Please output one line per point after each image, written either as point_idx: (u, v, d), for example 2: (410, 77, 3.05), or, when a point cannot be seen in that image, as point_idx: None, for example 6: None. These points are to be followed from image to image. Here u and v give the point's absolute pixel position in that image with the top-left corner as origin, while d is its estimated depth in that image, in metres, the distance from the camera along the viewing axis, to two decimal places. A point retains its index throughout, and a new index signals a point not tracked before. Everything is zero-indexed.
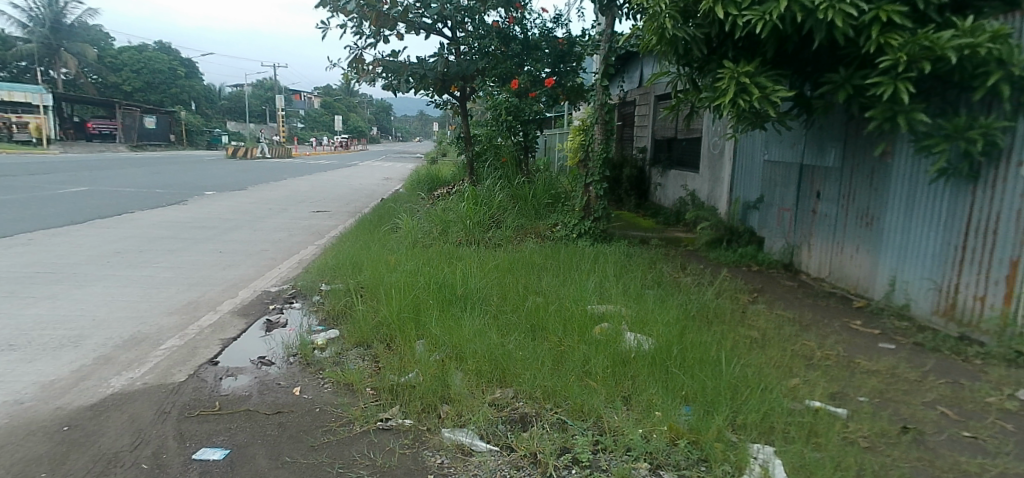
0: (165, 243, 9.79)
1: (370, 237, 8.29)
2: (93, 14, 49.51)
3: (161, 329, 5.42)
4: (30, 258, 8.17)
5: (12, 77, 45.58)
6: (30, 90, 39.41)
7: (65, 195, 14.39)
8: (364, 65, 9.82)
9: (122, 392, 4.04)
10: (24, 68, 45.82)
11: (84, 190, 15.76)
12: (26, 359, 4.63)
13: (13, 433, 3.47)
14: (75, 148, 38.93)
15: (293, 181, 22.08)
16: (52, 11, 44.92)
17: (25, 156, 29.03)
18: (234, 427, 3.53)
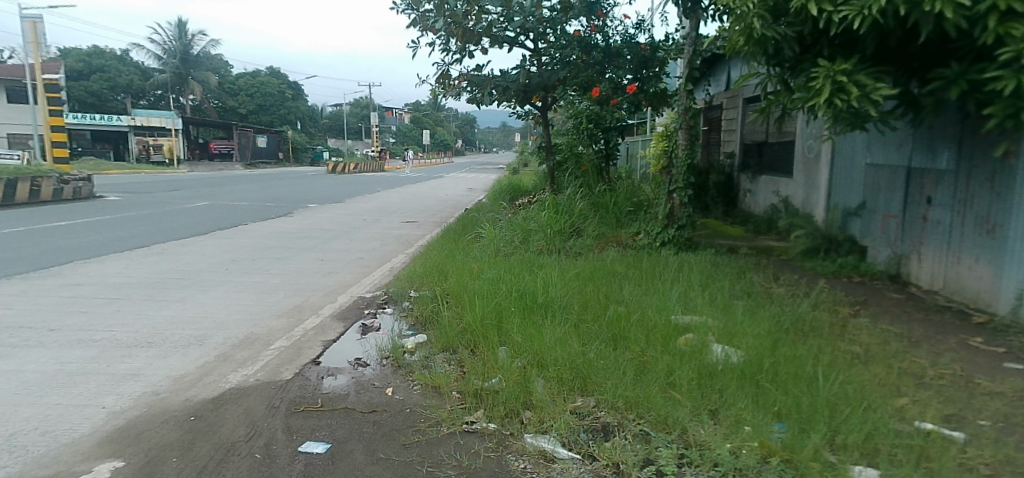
0: (275, 252, 10.47)
1: (454, 246, 8.48)
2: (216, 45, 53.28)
3: (271, 331, 5.77)
4: (164, 265, 8.97)
5: (152, 105, 50.99)
6: (167, 116, 43.89)
7: (191, 209, 15.74)
8: (450, 80, 10.10)
9: (238, 388, 4.33)
10: (161, 97, 51.04)
11: (207, 204, 17.18)
12: (160, 355, 5.06)
13: (149, 421, 3.79)
14: (202, 167, 42.88)
15: (387, 193, 23.07)
16: (183, 43, 47.81)
17: (163, 175, 32.50)
18: (334, 423, 3.69)
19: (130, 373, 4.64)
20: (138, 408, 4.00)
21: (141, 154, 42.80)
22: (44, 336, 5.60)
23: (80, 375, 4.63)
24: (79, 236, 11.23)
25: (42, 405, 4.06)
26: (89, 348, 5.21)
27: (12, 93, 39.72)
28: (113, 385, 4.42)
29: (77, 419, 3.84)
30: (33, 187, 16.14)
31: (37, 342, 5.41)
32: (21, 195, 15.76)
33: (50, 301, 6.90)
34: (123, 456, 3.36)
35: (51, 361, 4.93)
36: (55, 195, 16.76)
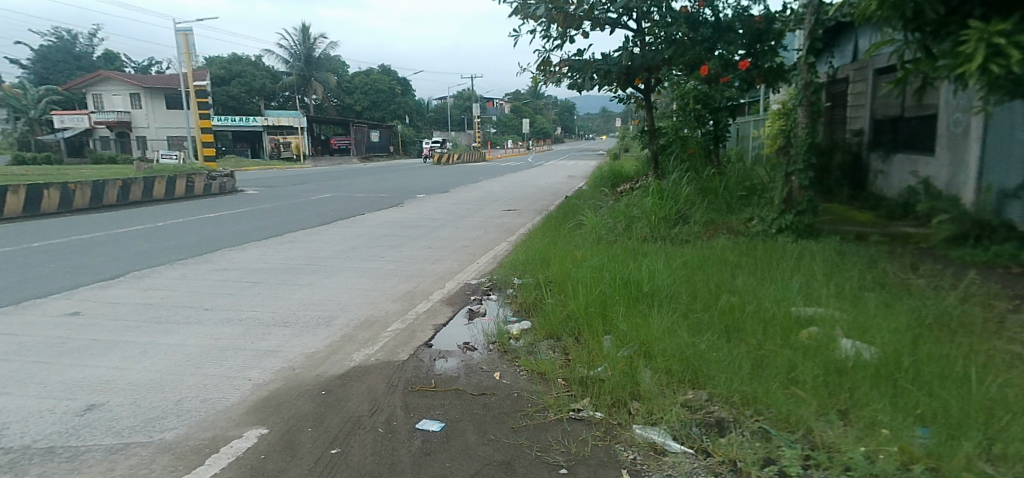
0: (389, 240, 10.92)
1: (555, 233, 8.43)
2: (335, 45, 54.92)
3: (387, 314, 6.27)
4: (295, 252, 9.67)
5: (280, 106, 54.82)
6: (292, 116, 46.97)
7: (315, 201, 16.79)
8: (550, 67, 10.06)
9: (361, 366, 4.73)
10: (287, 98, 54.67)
11: (329, 196, 18.30)
12: (295, 333, 5.64)
13: (287, 393, 4.19)
14: (323, 162, 45.60)
15: (492, 183, 23.43)
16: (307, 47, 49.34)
17: (292, 170, 34.96)
18: (447, 403, 3.87)
19: (270, 350, 5.14)
20: (278, 381, 4.44)
21: (274, 151, 46.35)
22: (201, 314, 6.24)
23: (230, 350, 5.16)
24: (224, 226, 12.29)
25: (201, 375, 4.57)
26: (237, 327, 5.81)
27: (170, 100, 43.87)
28: (257, 360, 4.91)
29: (228, 389, 4.30)
30: (189, 183, 17.78)
31: (195, 320, 6.05)
32: (179, 191, 17.43)
33: (206, 283, 7.61)
34: (268, 424, 3.73)
35: (207, 337, 5.52)
36: (205, 190, 18.42)
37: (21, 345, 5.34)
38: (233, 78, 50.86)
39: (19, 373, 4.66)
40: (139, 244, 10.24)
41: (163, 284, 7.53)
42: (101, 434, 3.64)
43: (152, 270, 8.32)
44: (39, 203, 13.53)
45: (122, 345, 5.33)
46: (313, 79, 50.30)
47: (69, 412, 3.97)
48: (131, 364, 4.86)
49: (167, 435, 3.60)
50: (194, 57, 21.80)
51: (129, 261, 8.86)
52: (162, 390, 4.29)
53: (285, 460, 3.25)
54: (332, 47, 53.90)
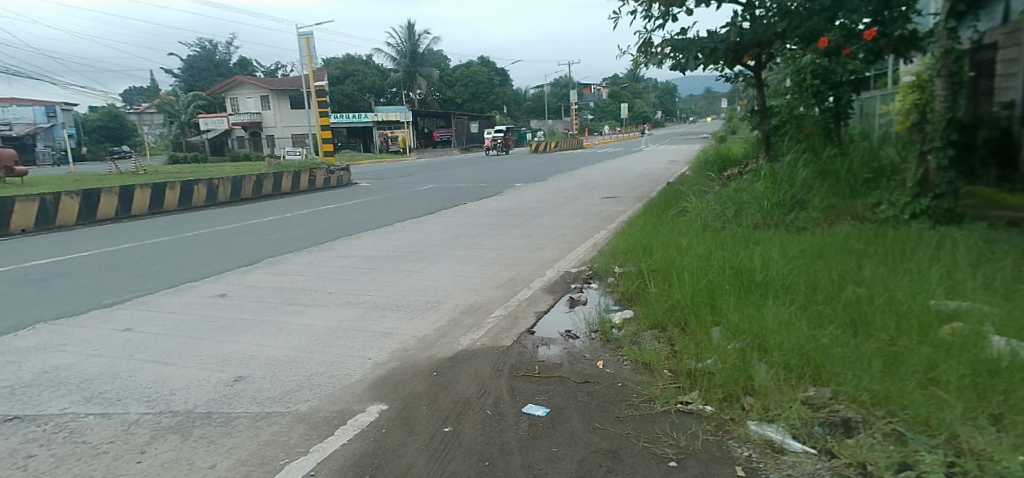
0: (490, 228, 11.10)
1: (658, 220, 8.19)
2: (437, 40, 56.25)
3: (490, 300, 6.42)
4: (404, 240, 10.10)
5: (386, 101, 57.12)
6: (396, 110, 48.71)
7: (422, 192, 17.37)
8: (652, 48, 9.79)
9: (468, 350, 4.99)
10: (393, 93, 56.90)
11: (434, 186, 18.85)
12: (406, 316, 5.96)
13: (403, 373, 4.58)
14: (426, 154, 47.01)
15: (591, 170, 23.12)
16: (411, 43, 50.92)
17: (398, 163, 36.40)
18: (551, 389, 3.94)
19: (385, 333, 5.49)
20: (393, 362, 4.80)
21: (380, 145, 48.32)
22: (325, 297, 6.71)
23: (350, 331, 5.59)
24: (343, 216, 13.01)
25: (328, 353, 5.02)
26: (355, 309, 6.23)
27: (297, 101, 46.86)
28: (374, 341, 5.29)
29: (351, 367, 4.74)
30: (310, 177, 18.96)
31: (320, 302, 6.52)
32: (303, 184, 18.61)
33: (327, 268, 8.13)
34: (386, 402, 4.07)
35: (331, 318, 5.97)
36: (325, 184, 19.58)
37: (180, 321, 5.98)
38: (345, 77, 53.49)
39: (178, 347, 5.25)
40: (273, 233, 11.07)
41: (289, 269, 8.11)
42: (246, 403, 4.11)
43: (282, 256, 9.00)
44: (191, 197, 14.85)
45: (260, 324, 5.85)
46: (417, 73, 51.86)
47: (221, 382, 4.48)
48: (268, 342, 5.34)
49: (302, 406, 4.05)
50: (314, 60, 23.13)
51: (263, 249, 9.59)
52: (297, 366, 4.76)
53: (403, 435, 3.56)
54: (434, 41, 55.32)
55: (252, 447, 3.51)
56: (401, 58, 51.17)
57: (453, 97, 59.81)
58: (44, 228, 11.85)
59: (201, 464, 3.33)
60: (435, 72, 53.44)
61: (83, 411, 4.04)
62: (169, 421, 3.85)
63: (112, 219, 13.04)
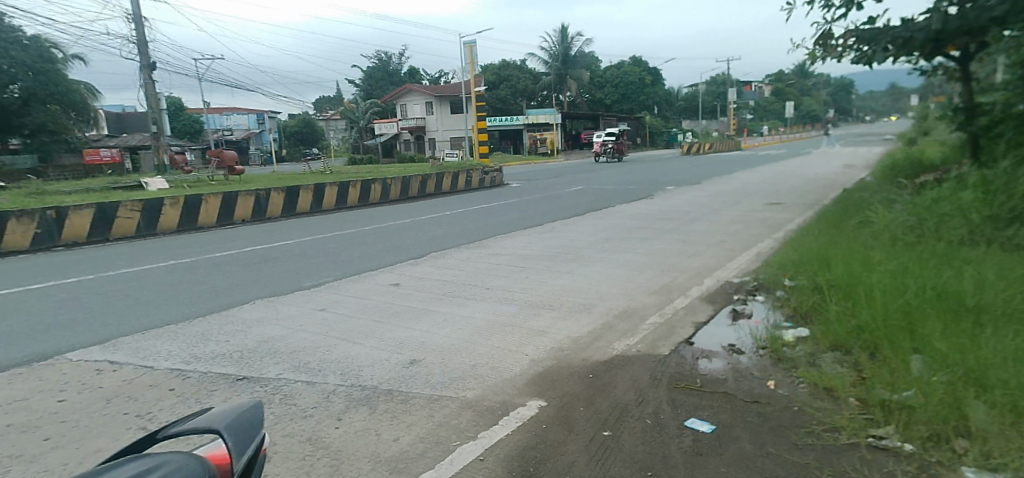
0: (641, 232, 10.84)
1: (835, 231, 7.47)
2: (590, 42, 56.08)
3: (645, 306, 6.27)
4: (555, 240, 10.19)
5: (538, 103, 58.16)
6: (547, 113, 49.41)
7: (573, 193, 17.42)
8: (832, 41, 9.01)
9: (623, 355, 4.90)
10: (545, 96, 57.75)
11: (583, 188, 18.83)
12: (561, 316, 6.00)
13: (560, 372, 4.62)
14: (574, 156, 47.18)
15: (750, 174, 21.72)
16: (564, 46, 51.42)
17: (547, 164, 36.89)
18: (716, 405, 3.74)
19: (540, 331, 5.58)
20: (550, 360, 4.87)
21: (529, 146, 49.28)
22: (484, 292, 6.95)
23: (507, 326, 5.75)
24: (499, 215, 13.46)
25: (488, 346, 5.21)
26: (512, 305, 6.40)
27: (455, 106, 49.40)
28: (531, 338, 5.39)
29: (510, 360, 4.88)
30: (467, 178, 19.87)
31: (479, 297, 6.76)
32: (461, 185, 19.56)
33: (483, 265, 8.44)
34: (544, 399, 4.13)
35: (490, 312, 6.19)
36: (480, 185, 20.40)
37: (361, 306, 6.53)
38: (501, 81, 55.19)
39: (357, 329, 5.75)
40: (438, 229, 11.74)
41: (449, 264, 8.54)
42: (420, 385, 4.43)
43: (444, 251, 9.50)
44: (369, 195, 16.23)
45: (427, 313, 6.21)
46: (568, 76, 52.18)
47: (397, 363, 4.85)
48: (436, 330, 5.66)
49: (468, 393, 4.26)
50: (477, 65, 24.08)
51: (429, 244, 10.20)
52: (461, 355, 5.00)
53: (564, 433, 3.61)
54: (587, 44, 55.30)
55: (426, 427, 3.79)
56: (553, 61, 51.88)
57: (603, 98, 59.43)
58: (259, 219, 13.57)
59: (386, 436, 3.69)
60: (587, 74, 53.40)
61: (291, 377, 4.58)
62: (359, 394, 4.28)
63: (307, 213, 14.63)
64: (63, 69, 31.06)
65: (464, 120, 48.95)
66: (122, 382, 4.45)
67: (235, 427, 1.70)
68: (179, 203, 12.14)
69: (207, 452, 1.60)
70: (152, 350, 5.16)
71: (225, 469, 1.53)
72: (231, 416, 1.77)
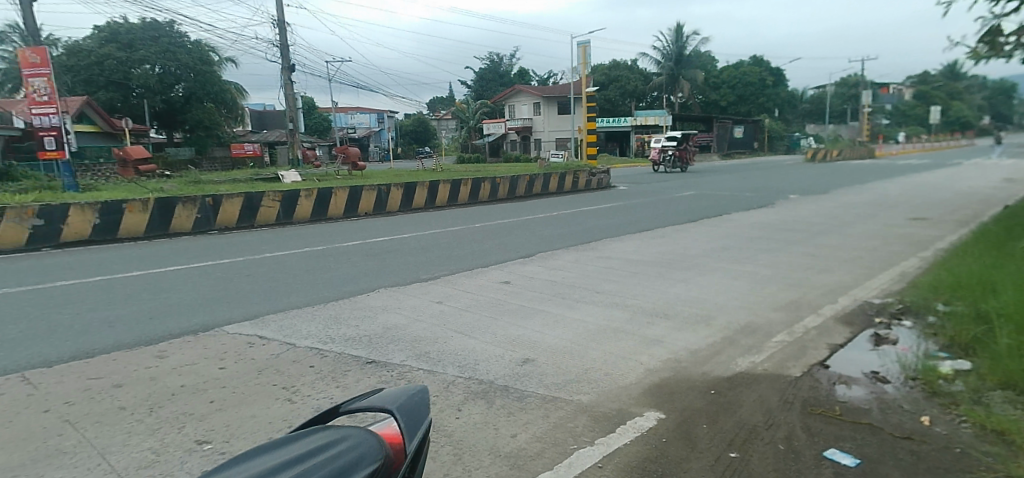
0: (763, 243, 10.25)
1: (998, 253, 6.68)
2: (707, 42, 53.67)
3: (770, 322, 5.91)
4: (669, 246, 9.88)
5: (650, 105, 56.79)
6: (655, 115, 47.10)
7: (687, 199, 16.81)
8: (999, 38, 8.05)
9: (748, 373, 4.65)
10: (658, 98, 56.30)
11: (698, 193, 18.14)
12: (677, 326, 5.79)
13: (679, 385, 4.45)
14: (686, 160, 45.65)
15: (885, 185, 19.97)
16: (679, 46, 50.07)
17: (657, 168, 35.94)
18: (860, 438, 3.44)
19: (656, 340, 5.41)
20: (667, 371, 4.71)
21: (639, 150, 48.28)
22: (596, 296, 6.87)
23: (621, 332, 5.63)
24: (609, 218, 13.30)
25: (601, 351, 5.13)
26: (625, 311, 6.27)
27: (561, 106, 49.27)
28: (646, 347, 5.24)
29: (625, 368, 4.78)
30: (574, 179, 19.81)
31: (590, 300, 6.69)
32: (567, 185, 19.54)
33: (594, 268, 8.34)
34: (663, 412, 4.00)
35: (602, 317, 6.10)
36: (587, 186, 20.26)
37: (476, 301, 6.67)
38: (610, 82, 54.38)
39: (471, 323, 5.87)
40: (547, 229, 11.79)
41: (560, 265, 8.51)
42: (534, 384, 4.45)
43: (553, 252, 9.50)
44: (478, 193, 16.61)
45: (539, 313, 6.23)
46: (681, 77, 50.54)
47: (511, 361, 4.90)
48: (548, 331, 5.66)
49: (583, 397, 4.22)
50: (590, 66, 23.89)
51: (539, 244, 10.24)
52: (574, 358, 4.96)
53: (686, 450, 3.47)
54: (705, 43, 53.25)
55: (542, 427, 3.79)
56: (666, 61, 50.59)
57: (718, 100, 57.03)
58: (379, 212, 14.28)
59: (504, 431, 3.73)
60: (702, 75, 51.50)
61: (412, 365, 4.75)
62: (476, 388, 4.36)
63: (422, 208, 15.20)
64: (218, 71, 34.53)
65: (572, 121, 48.81)
66: (269, 355, 4.84)
67: (407, 409, 1.69)
68: (313, 194, 13.05)
69: (381, 429, 1.62)
70: (293, 329, 5.57)
71: (396, 448, 1.54)
72: (400, 396, 1.78)
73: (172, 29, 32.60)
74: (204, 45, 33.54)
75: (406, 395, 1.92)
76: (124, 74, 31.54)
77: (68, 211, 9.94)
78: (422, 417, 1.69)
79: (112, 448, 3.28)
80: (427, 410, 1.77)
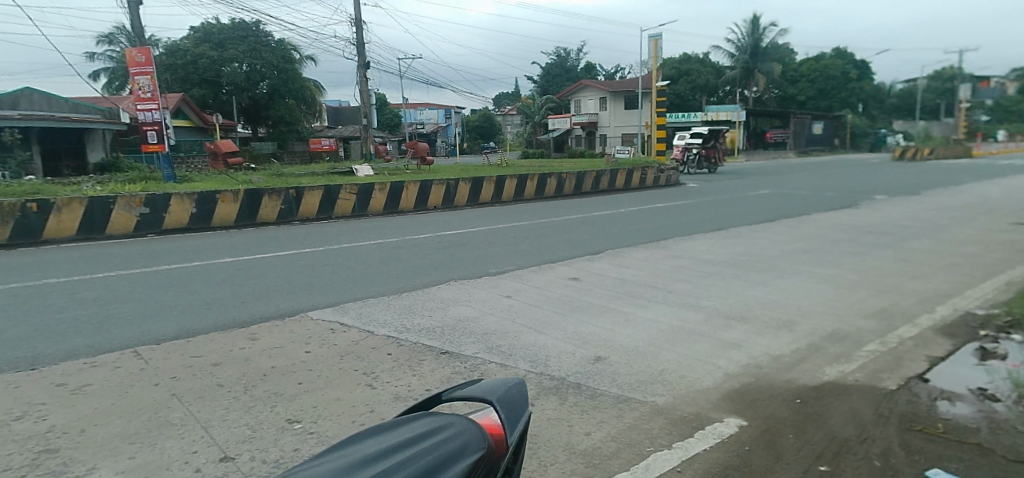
0: (848, 245, 9.72)
1: None
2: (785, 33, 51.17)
3: (859, 330, 5.59)
4: (746, 247, 9.53)
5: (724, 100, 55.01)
6: (729, 110, 45.16)
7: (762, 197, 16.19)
8: None
9: (837, 383, 4.42)
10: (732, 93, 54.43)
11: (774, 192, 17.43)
12: (757, 331, 5.57)
13: (761, 391, 4.29)
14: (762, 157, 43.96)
15: (983, 186, 18.53)
16: (755, 38, 48.31)
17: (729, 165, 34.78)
18: (968, 459, 3.21)
19: (735, 344, 5.23)
20: (747, 377, 4.54)
21: None
22: (668, 296, 6.71)
23: (696, 334, 5.47)
24: (679, 216, 12.98)
25: (676, 353, 5.00)
26: (700, 313, 6.09)
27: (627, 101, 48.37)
28: (723, 350, 5.08)
29: (702, 371, 4.64)
30: (643, 175, 19.44)
31: (662, 300, 6.54)
32: (635, 182, 19.20)
33: (666, 267, 8.14)
34: (745, 418, 3.87)
35: (676, 317, 5.95)
36: (655, 182, 19.83)
37: (545, 297, 6.66)
38: (680, 76, 52.67)
39: (541, 319, 5.86)
40: (616, 226, 11.63)
41: (630, 263, 8.37)
42: (607, 383, 4.39)
43: (622, 249, 9.35)
44: (544, 188, 16.58)
45: (611, 311, 6.15)
46: (755, 70, 48.61)
47: (583, 358, 4.86)
48: (619, 330, 5.58)
49: (658, 399, 4.13)
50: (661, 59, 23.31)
51: (608, 241, 10.10)
52: (648, 358, 4.87)
53: (772, 460, 3.34)
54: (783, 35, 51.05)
55: (617, 427, 3.74)
56: (739, 54, 48.89)
57: (796, 94, 54.57)
58: (447, 207, 14.50)
59: (578, 429, 3.71)
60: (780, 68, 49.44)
61: (484, 358, 4.79)
62: (548, 383, 4.36)
63: (488, 203, 15.33)
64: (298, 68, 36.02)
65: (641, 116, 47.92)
66: (350, 342, 5.01)
67: (507, 401, 1.70)
68: (386, 188, 13.40)
69: (481, 419, 1.64)
70: (371, 317, 5.74)
71: (497, 438, 1.55)
72: (500, 388, 1.79)
73: (258, 28, 34.20)
74: (287, 44, 35.07)
75: (504, 386, 1.91)
76: (215, 72, 33.41)
77: (169, 200, 10.61)
78: (521, 410, 1.70)
79: (213, 422, 3.48)
80: (526, 403, 1.76)
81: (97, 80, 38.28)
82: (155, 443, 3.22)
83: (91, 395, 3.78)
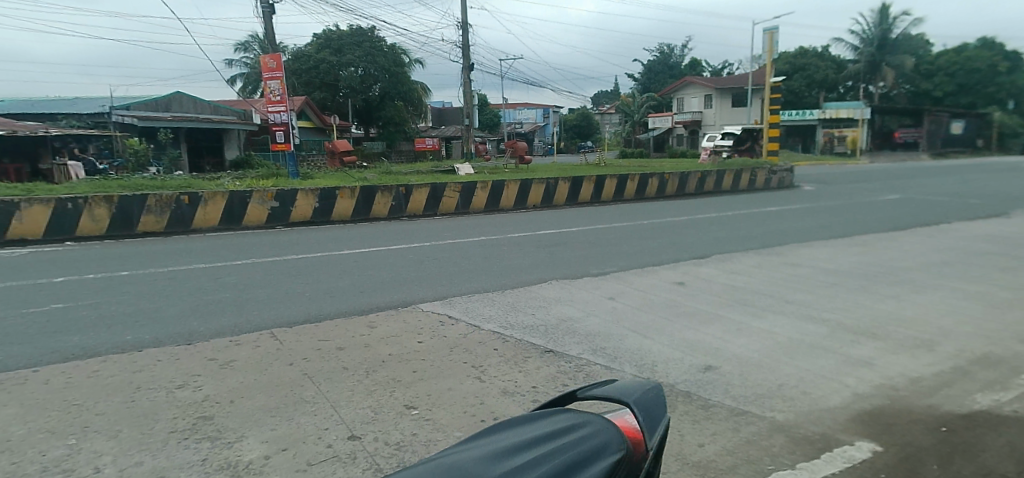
0: (997, 259, 8.72)
1: None
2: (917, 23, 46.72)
3: (1015, 355, 4.98)
4: (873, 257, 8.79)
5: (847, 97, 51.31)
6: (853, 108, 42.36)
7: (889, 202, 14.93)
8: None
9: (991, 413, 3.96)
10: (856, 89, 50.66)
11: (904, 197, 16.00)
12: (890, 349, 5.11)
13: (898, 416, 3.92)
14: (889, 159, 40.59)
15: None
16: (883, 28, 45.13)
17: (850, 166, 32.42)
18: None
19: (864, 361, 4.82)
20: (881, 398, 4.18)
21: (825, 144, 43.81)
22: (785, 306, 6.31)
23: (819, 349, 5.10)
24: (793, 220, 12.21)
25: (797, 367, 4.69)
26: (822, 326, 5.67)
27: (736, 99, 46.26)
28: (851, 368, 4.70)
29: (828, 389, 4.32)
30: (752, 177, 18.48)
31: (779, 310, 6.17)
32: (743, 184, 18.29)
33: (782, 275, 7.67)
34: (880, 443, 3.56)
35: (794, 330, 5.58)
36: (766, 184, 18.78)
37: (651, 301, 6.48)
38: (794, 71, 48.99)
39: (647, 323, 5.71)
40: (724, 230, 11.13)
41: (742, 269, 7.96)
42: (721, 394, 4.20)
43: (732, 254, 8.93)
44: (645, 190, 16.16)
45: (722, 319, 5.88)
46: (882, 64, 45.50)
47: (693, 366, 4.68)
48: (731, 339, 5.31)
49: (779, 415, 3.90)
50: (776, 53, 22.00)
51: (717, 245, 9.68)
52: (765, 371, 4.60)
53: None
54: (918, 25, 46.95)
55: (734, 440, 3.57)
56: (865, 46, 45.76)
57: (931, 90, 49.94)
58: (547, 206, 14.52)
59: (691, 439, 3.57)
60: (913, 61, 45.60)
61: (590, 359, 4.73)
62: None
63: (588, 204, 15.18)
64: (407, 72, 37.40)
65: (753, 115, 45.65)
66: (458, 335, 5.14)
67: (645, 404, 1.65)
68: (488, 186, 13.64)
69: (618, 420, 1.61)
70: (477, 312, 5.85)
71: (636, 440, 1.51)
72: (638, 390, 1.74)
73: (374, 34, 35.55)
74: (399, 48, 36.57)
75: (641, 387, 1.86)
76: (333, 76, 35.48)
77: (296, 195, 11.41)
78: (660, 415, 1.64)
79: (341, 401, 3.69)
80: (665, 406, 1.70)
81: (234, 84, 41.92)
82: (293, 417, 3.46)
83: (235, 369, 4.13)
